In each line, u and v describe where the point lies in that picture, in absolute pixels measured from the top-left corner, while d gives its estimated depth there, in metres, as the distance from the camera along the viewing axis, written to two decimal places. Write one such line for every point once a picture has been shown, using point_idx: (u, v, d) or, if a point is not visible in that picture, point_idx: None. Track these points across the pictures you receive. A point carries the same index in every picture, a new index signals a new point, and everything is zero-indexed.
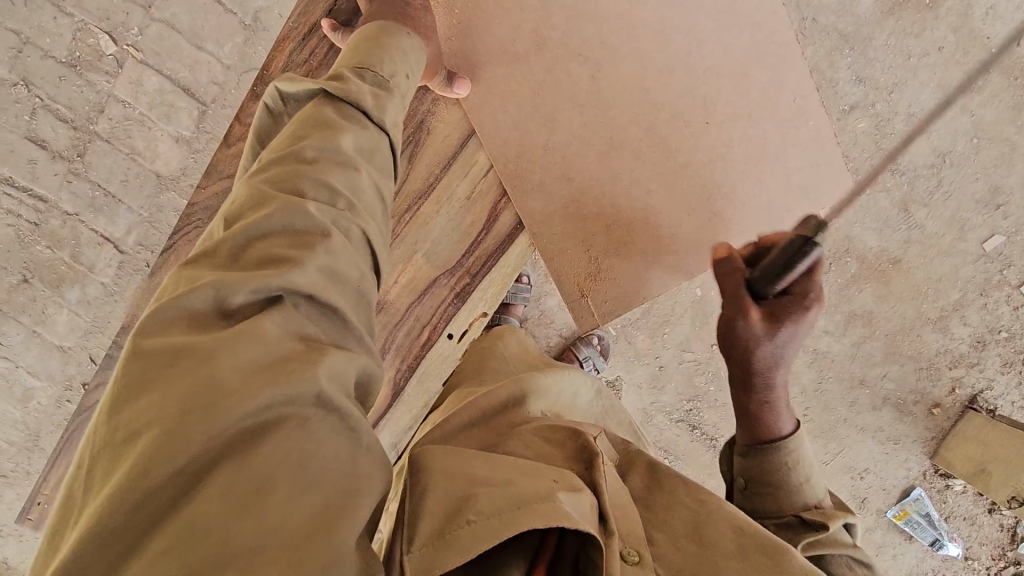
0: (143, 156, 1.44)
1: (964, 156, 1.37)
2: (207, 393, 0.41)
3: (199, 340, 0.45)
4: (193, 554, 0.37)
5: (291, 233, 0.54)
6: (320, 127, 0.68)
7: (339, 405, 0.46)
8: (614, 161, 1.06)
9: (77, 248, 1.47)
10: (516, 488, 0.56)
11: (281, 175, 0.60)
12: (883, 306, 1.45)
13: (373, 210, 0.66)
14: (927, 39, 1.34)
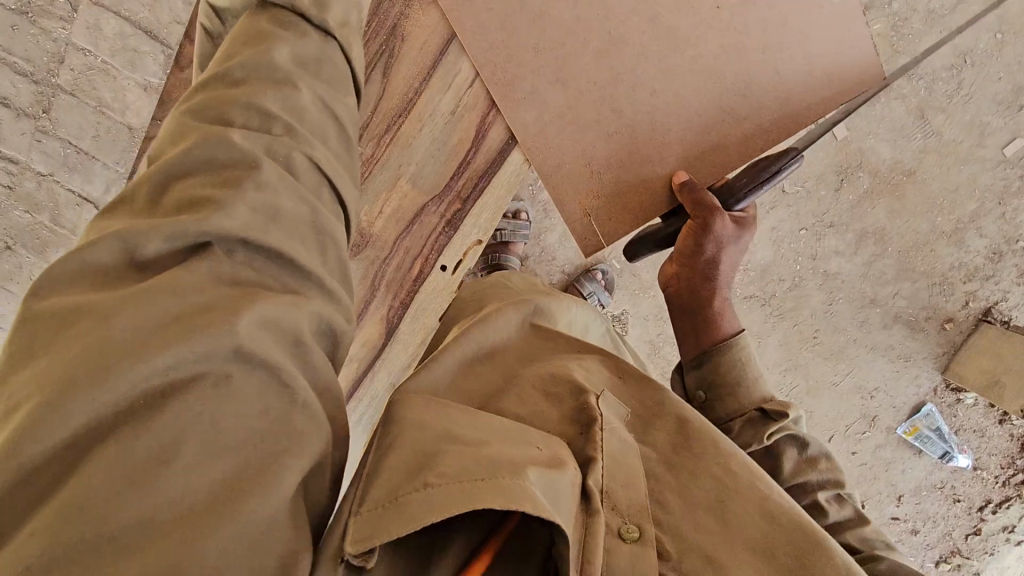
0: (113, 108, 1.34)
1: (986, 54, 1.29)
2: (106, 348, 0.38)
3: (105, 297, 0.41)
4: (71, 530, 0.33)
5: (203, 171, 0.49)
6: (259, 42, 0.63)
7: (263, 357, 0.42)
8: (614, 60, 0.83)
9: (57, 211, 1.41)
10: (485, 454, 0.48)
11: (215, 112, 0.54)
12: (896, 221, 1.40)
13: (322, 131, 0.61)
14: None
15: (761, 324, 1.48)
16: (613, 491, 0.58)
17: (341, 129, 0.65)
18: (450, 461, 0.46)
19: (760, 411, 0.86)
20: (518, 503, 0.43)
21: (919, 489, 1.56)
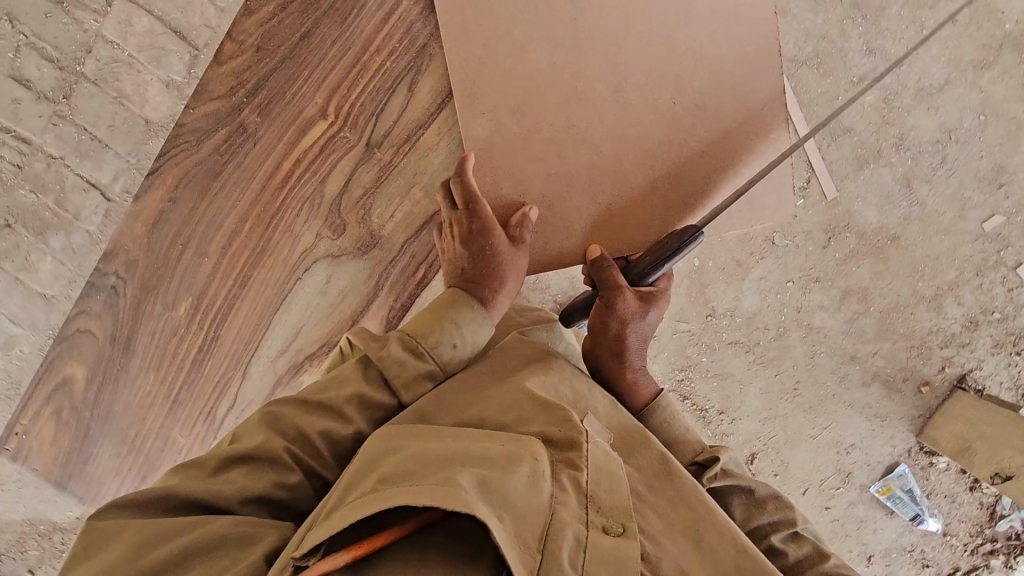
0: (133, 101, 1.11)
1: (970, 133, 1.37)
2: (138, 549, 0.62)
3: (137, 520, 0.65)
4: None
5: (249, 465, 0.73)
6: (329, 411, 0.80)
7: (245, 521, 0.67)
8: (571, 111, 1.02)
9: (63, 195, 1.14)
10: (415, 465, 0.61)
11: (291, 430, 0.77)
12: (879, 282, 1.45)
13: (349, 431, 0.80)
14: (941, 11, 1.32)
15: (743, 371, 1.51)
16: (597, 494, 0.70)
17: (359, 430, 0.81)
18: (393, 475, 0.60)
19: (696, 465, 1.00)
20: (418, 498, 0.55)
21: (888, 550, 1.57)
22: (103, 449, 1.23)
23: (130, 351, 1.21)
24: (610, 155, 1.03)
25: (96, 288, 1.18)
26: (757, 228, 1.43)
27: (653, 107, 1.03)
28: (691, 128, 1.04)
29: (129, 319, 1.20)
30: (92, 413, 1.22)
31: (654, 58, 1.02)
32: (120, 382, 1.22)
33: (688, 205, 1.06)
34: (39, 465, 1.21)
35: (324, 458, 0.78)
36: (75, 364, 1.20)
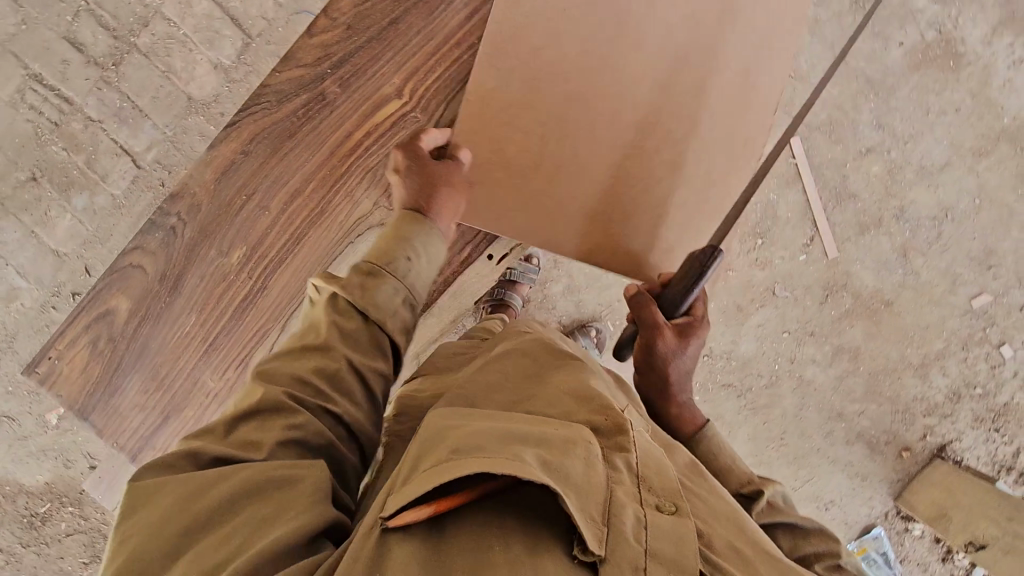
0: (179, 77, 1.43)
1: (965, 214, 1.45)
2: (183, 503, 0.57)
3: (175, 476, 0.59)
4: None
5: (257, 418, 0.67)
6: (314, 351, 0.76)
7: (292, 465, 0.62)
8: (575, 111, 1.01)
9: (94, 156, 1.45)
10: (478, 437, 0.56)
11: (285, 377, 0.73)
12: (869, 344, 1.50)
13: (349, 377, 0.76)
14: (946, 98, 1.42)
15: (734, 415, 1.54)
16: (650, 474, 0.62)
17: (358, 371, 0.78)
18: (459, 445, 0.55)
19: None
20: (495, 466, 0.51)
21: None
22: (131, 382, 1.08)
23: (178, 290, 1.08)
24: (587, 170, 1.03)
25: (155, 226, 1.08)
26: (760, 277, 1.49)
27: (651, 134, 1.03)
28: (680, 169, 1.05)
29: (182, 258, 1.08)
30: (128, 347, 1.08)
31: (672, 99, 1.03)
32: (161, 318, 1.08)
33: (640, 236, 1.05)
34: (64, 392, 1.07)
35: (326, 393, 0.73)
36: (121, 295, 1.07)
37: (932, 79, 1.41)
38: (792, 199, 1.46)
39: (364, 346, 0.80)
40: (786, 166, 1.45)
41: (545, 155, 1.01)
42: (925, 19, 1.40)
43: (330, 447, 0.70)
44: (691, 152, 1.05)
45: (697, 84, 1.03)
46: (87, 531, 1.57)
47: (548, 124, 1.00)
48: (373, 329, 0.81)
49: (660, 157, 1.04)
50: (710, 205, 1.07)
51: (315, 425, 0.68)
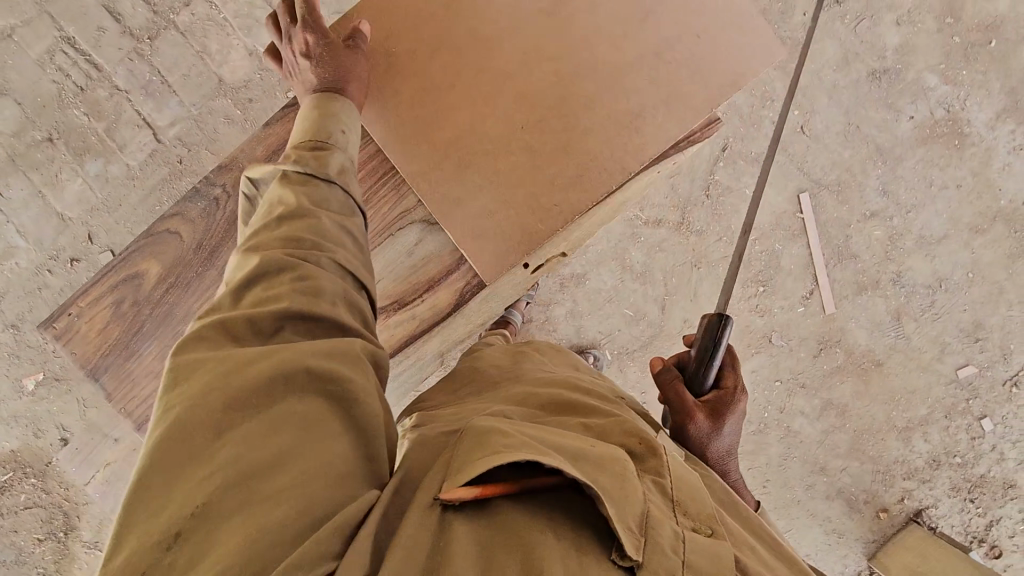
0: (212, 59, 1.44)
1: (958, 286, 1.50)
2: (225, 376, 0.52)
3: (217, 352, 0.55)
4: (261, 458, 0.49)
5: (258, 284, 0.63)
6: (295, 218, 0.72)
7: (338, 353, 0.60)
8: (496, 42, 0.95)
9: (114, 124, 1.45)
10: (522, 435, 0.58)
11: (276, 243, 0.69)
12: (857, 402, 1.53)
13: (341, 243, 0.74)
14: (949, 174, 1.48)
15: None
16: (684, 499, 0.61)
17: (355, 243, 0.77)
18: (507, 434, 0.57)
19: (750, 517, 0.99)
20: (545, 457, 0.53)
21: None
22: (150, 350, 0.95)
23: (213, 260, 0.96)
24: (451, 93, 0.96)
25: (198, 195, 0.99)
26: (758, 323, 1.52)
27: (543, 89, 0.94)
28: (517, 134, 0.95)
29: (223, 231, 0.98)
30: (150, 313, 0.95)
31: (583, 65, 0.94)
32: (191, 287, 0.96)
33: (455, 185, 0.96)
34: (77, 352, 0.96)
35: (322, 243, 0.71)
36: (152, 259, 0.96)
37: (937, 153, 1.48)
38: (796, 252, 1.50)
39: (338, 208, 0.79)
40: (792, 220, 1.49)
41: (426, 69, 0.96)
42: (936, 97, 1.46)
43: (343, 302, 0.67)
44: (557, 141, 0.94)
45: (619, 66, 0.94)
46: (46, 505, 1.51)
47: (449, 35, 0.96)
48: (336, 188, 0.80)
49: (513, 112, 0.95)
50: (528, 184, 0.95)
51: (317, 272, 0.66)
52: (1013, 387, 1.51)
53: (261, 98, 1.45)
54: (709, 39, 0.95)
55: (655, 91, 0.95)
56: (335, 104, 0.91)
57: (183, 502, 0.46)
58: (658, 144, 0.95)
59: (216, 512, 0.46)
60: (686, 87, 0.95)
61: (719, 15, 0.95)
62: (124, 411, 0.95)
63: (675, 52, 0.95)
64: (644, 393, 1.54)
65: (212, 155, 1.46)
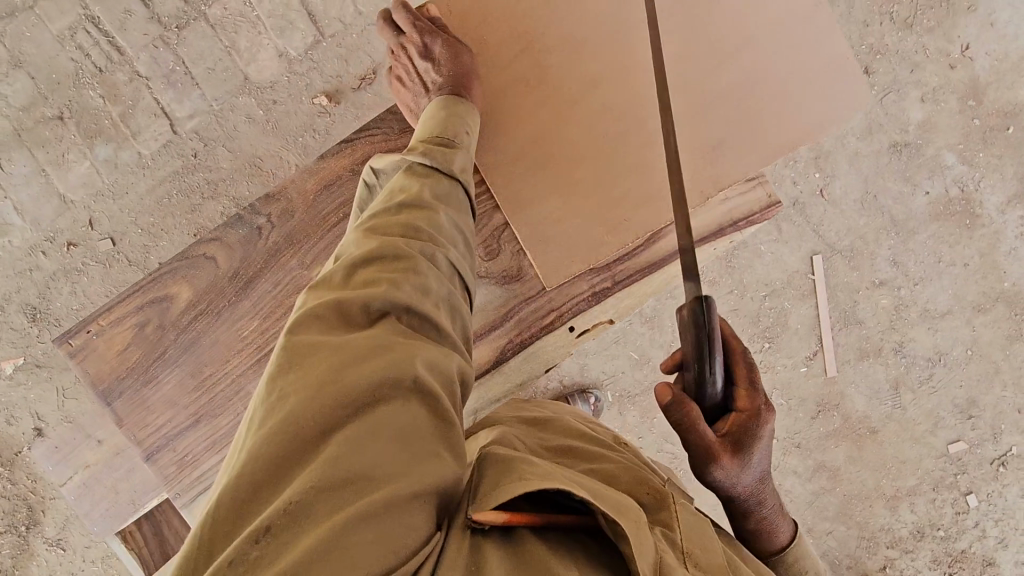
0: (240, 55, 1.40)
1: (957, 362, 1.52)
2: (337, 371, 0.54)
3: (332, 339, 0.58)
4: (355, 463, 0.49)
5: (382, 266, 0.67)
6: (414, 207, 0.76)
7: (436, 363, 0.59)
8: (584, 54, 0.96)
9: (130, 110, 1.40)
10: (545, 467, 0.60)
11: (396, 228, 0.72)
12: (850, 467, 1.54)
13: (452, 240, 0.76)
14: (958, 251, 1.51)
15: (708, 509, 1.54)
16: (693, 549, 0.62)
17: (465, 242, 0.80)
18: (534, 466, 0.58)
19: None
20: (576, 489, 0.55)
21: None
22: (169, 377, 0.93)
23: (247, 291, 0.93)
24: (533, 101, 0.96)
25: (241, 222, 0.95)
26: None
27: (629, 103, 0.95)
28: (596, 143, 0.95)
29: (259, 264, 0.94)
30: (175, 339, 0.93)
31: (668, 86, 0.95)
32: (221, 317, 0.93)
33: (527, 182, 0.95)
34: (90, 371, 0.93)
35: (437, 238, 0.73)
36: (184, 283, 0.94)
37: (948, 231, 1.50)
38: (804, 312, 1.51)
39: (454, 204, 0.82)
40: (804, 280, 1.50)
41: (517, 63, 0.97)
42: (953, 176, 1.49)
43: (450, 304, 0.69)
44: (636, 160, 0.95)
45: (712, 94, 0.94)
46: (11, 496, 1.44)
47: (544, 33, 0.96)
48: (453, 183, 0.83)
49: (595, 121, 0.95)
50: (600, 194, 0.95)
51: (429, 266, 0.69)
52: (1000, 466, 1.53)
53: (286, 101, 1.40)
54: (803, 81, 0.95)
55: (743, 123, 0.94)
56: (461, 106, 0.92)
57: (286, 492, 0.47)
58: (736, 176, 0.94)
59: (314, 508, 0.46)
60: (772, 126, 0.94)
61: (818, 60, 0.95)
62: (135, 437, 0.92)
63: (768, 89, 0.94)
64: (641, 438, 1.52)
65: (229, 153, 1.41)
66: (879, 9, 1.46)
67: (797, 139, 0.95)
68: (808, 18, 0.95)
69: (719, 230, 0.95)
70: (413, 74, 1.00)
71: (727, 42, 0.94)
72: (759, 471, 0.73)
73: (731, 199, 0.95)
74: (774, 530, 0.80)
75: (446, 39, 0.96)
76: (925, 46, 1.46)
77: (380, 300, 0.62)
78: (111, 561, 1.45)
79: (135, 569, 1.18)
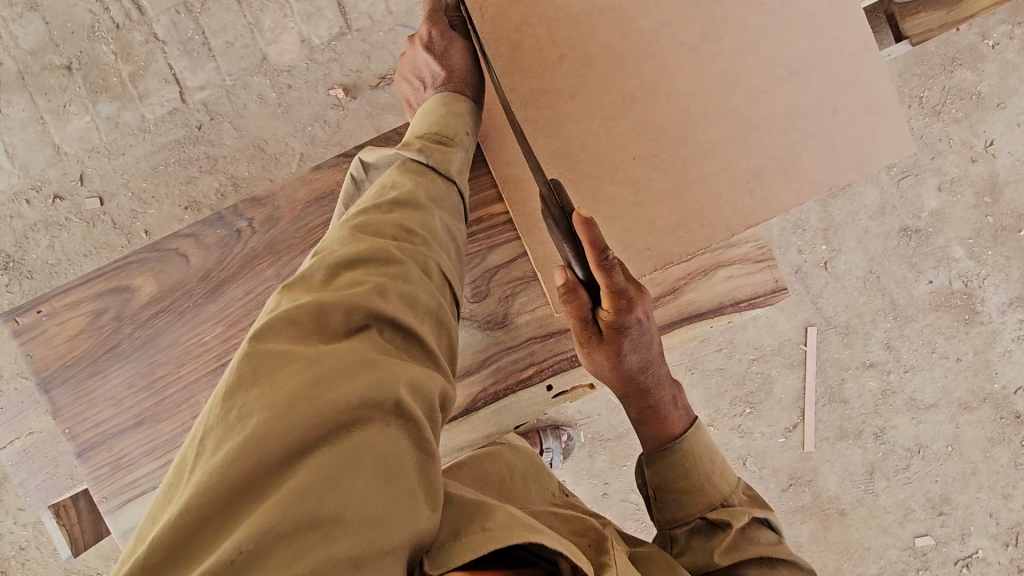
0: (262, 34, 1.37)
1: (935, 456, 1.50)
2: (308, 387, 0.47)
3: (304, 351, 0.51)
4: (322, 498, 0.41)
5: (366, 266, 0.62)
6: (407, 207, 0.72)
7: (421, 385, 0.53)
8: (616, 77, 0.90)
9: (141, 72, 1.37)
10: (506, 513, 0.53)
11: (387, 230, 0.68)
12: (813, 544, 1.51)
13: (445, 249, 0.73)
14: (953, 345, 1.49)
15: None
16: None
17: (458, 251, 0.76)
18: (496, 513, 0.52)
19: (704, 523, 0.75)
20: (544, 539, 0.50)
21: None
22: (117, 373, 0.89)
23: (214, 296, 0.90)
24: (558, 115, 0.91)
25: (222, 222, 0.92)
26: (736, 443, 1.49)
27: (657, 139, 0.90)
28: (626, 164, 0.90)
29: (233, 269, 0.90)
30: (131, 333, 0.90)
31: (694, 120, 0.89)
32: (183, 318, 0.89)
33: None
34: (36, 354, 0.90)
35: (429, 244, 0.70)
36: (149, 277, 0.91)
37: (946, 323, 1.48)
38: (790, 382, 1.48)
39: (449, 208, 0.78)
40: (794, 349, 1.48)
41: (552, 72, 0.91)
42: (958, 269, 1.47)
43: (437, 317, 0.64)
44: (665, 189, 0.89)
45: (745, 136, 0.88)
46: None
47: (581, 47, 0.90)
48: (451, 188, 0.80)
49: (626, 141, 0.90)
50: (625, 219, 0.90)
51: (420, 274, 0.65)
52: (963, 568, 1.50)
53: (301, 88, 1.37)
54: (845, 118, 0.88)
55: (777, 158, 0.88)
56: (462, 106, 0.91)
57: (234, 538, 0.38)
58: (768, 213, 0.89)
59: (268, 555, 0.38)
60: (809, 162, 0.88)
61: (863, 115, 0.88)
62: (69, 431, 0.89)
63: (809, 123, 0.88)
64: (607, 484, 1.48)
65: (234, 130, 1.37)
66: (910, 92, 1.45)
67: (833, 178, 0.88)
68: (855, 70, 0.88)
69: (718, 307, 0.94)
70: (416, 70, 1.00)
71: (771, 71, 0.88)
72: (641, 339, 0.75)
73: (736, 277, 0.94)
74: (664, 418, 0.80)
75: (456, 38, 0.97)
76: (949, 135, 1.45)
77: (361, 309, 0.56)
78: (42, 530, 1.39)
79: (63, 549, 1.12)
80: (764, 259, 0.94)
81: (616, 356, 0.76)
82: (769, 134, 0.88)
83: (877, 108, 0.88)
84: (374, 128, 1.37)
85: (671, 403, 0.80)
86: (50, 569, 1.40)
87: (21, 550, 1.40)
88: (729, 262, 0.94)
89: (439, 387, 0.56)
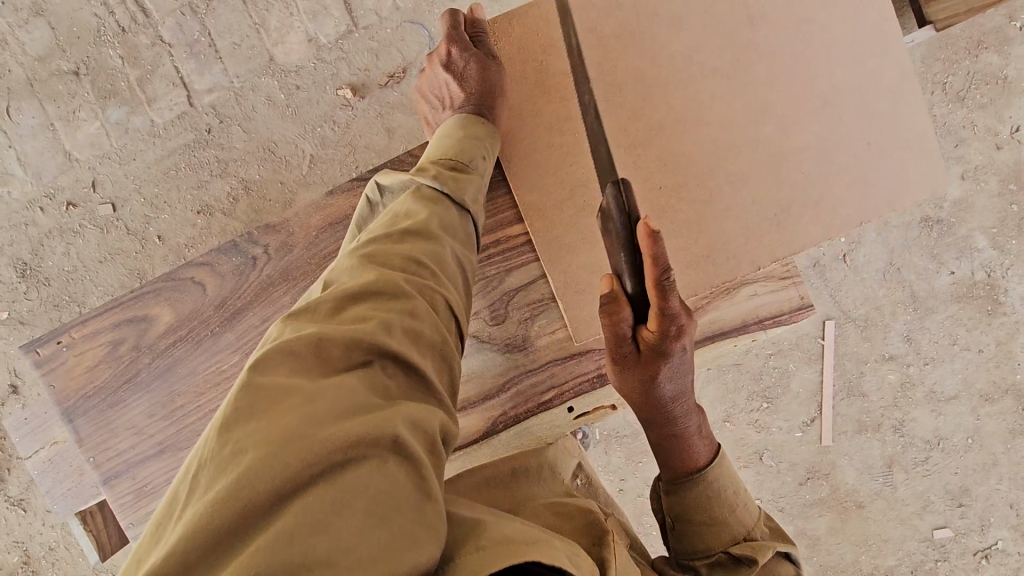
0: (268, 35, 1.35)
1: (955, 448, 1.48)
2: (303, 426, 0.47)
3: (304, 384, 0.52)
4: (313, 543, 0.41)
5: (376, 300, 0.62)
6: (418, 237, 0.71)
7: (420, 420, 0.54)
8: (646, 101, 0.89)
9: (148, 76, 1.36)
10: (512, 531, 0.52)
11: (398, 260, 0.68)
12: (831, 538, 1.51)
13: (456, 282, 0.72)
14: (974, 337, 1.46)
15: None
16: None
17: (468, 284, 0.75)
18: (492, 532, 0.52)
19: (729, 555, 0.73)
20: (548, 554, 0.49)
21: None
22: (137, 402, 0.90)
23: (231, 323, 0.90)
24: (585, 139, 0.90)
25: (236, 249, 0.92)
26: (752, 438, 1.48)
27: (687, 165, 0.89)
28: (654, 188, 0.89)
29: (249, 296, 0.91)
30: (149, 363, 0.90)
31: (725, 146, 0.89)
32: (200, 345, 0.90)
33: (575, 227, 0.91)
34: (57, 385, 0.91)
35: (441, 279, 0.69)
36: (166, 306, 0.91)
37: (967, 314, 1.46)
38: (807, 376, 1.47)
39: (461, 239, 0.77)
40: (812, 343, 1.46)
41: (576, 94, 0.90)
42: (981, 259, 1.44)
43: (441, 354, 0.63)
44: (693, 216, 0.89)
45: (773, 163, 0.88)
46: None
47: (612, 68, 0.90)
48: (465, 217, 0.79)
49: (654, 166, 0.89)
50: None
51: (427, 310, 0.64)
52: (982, 559, 1.49)
53: (309, 88, 1.35)
54: (879, 151, 0.88)
55: (811, 200, 0.88)
56: (477, 123, 0.90)
57: None
58: (797, 245, 0.89)
59: None
60: (837, 194, 0.88)
61: (897, 143, 0.88)
62: (92, 460, 0.90)
63: (844, 163, 0.88)
64: (623, 481, 1.48)
65: (243, 133, 1.36)
66: (933, 77, 1.41)
67: (864, 214, 0.88)
68: (891, 99, 0.88)
69: (742, 325, 0.92)
70: (436, 88, 0.99)
71: (803, 98, 0.88)
72: (678, 367, 0.77)
73: (761, 294, 0.93)
74: (690, 446, 0.80)
75: (478, 54, 0.94)
76: (974, 121, 1.41)
77: (364, 344, 0.56)
78: (69, 531, 1.42)
79: (92, 555, 1.15)
80: (791, 276, 0.93)
81: (651, 382, 0.76)
82: (800, 160, 0.88)
83: (914, 143, 0.88)
84: (384, 127, 1.34)
85: (694, 433, 0.80)
86: (79, 568, 1.43)
87: (51, 551, 1.43)
88: (754, 280, 0.93)
89: (440, 425, 0.56)
